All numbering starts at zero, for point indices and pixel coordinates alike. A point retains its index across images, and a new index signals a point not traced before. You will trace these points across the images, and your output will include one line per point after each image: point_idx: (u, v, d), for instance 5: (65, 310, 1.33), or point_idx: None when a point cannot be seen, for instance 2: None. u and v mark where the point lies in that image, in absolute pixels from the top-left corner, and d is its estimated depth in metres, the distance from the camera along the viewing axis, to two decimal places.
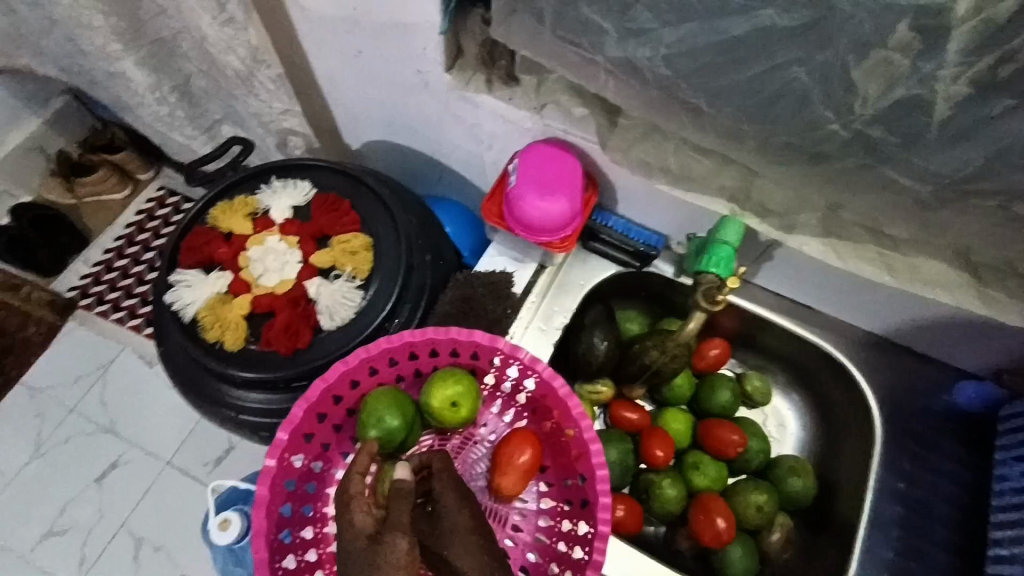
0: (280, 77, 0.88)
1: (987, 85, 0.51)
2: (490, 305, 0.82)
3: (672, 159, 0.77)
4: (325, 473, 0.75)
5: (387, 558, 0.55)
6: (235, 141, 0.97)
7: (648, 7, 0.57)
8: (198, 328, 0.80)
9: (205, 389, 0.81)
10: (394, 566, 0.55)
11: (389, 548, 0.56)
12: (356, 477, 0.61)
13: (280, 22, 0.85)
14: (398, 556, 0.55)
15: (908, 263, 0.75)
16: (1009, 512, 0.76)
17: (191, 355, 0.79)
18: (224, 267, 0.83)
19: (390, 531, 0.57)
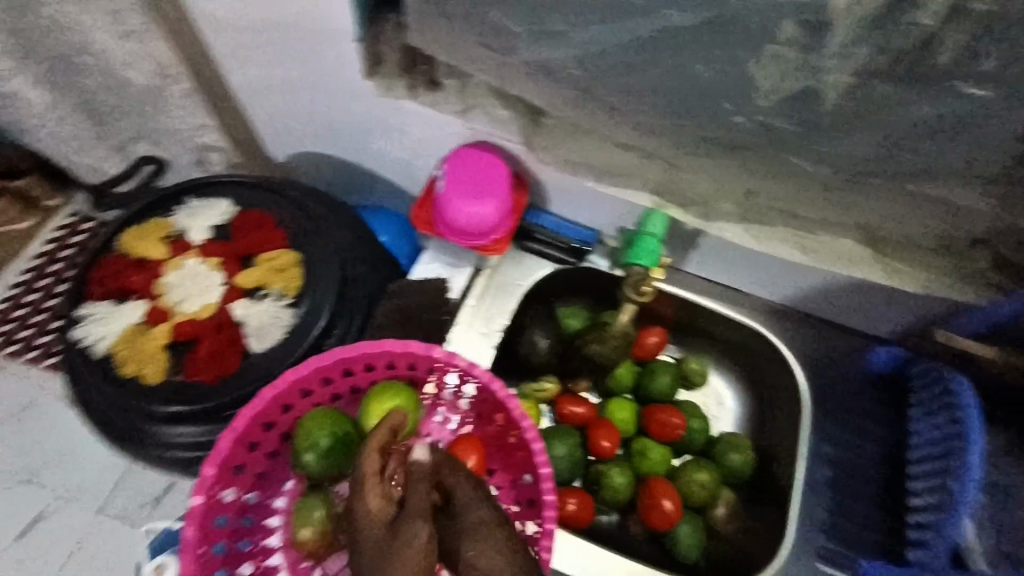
0: (191, 92, 0.80)
1: (868, 73, 0.45)
2: (428, 313, 0.75)
3: (597, 155, 0.67)
4: (261, 505, 0.63)
5: (403, 553, 0.43)
6: (146, 159, 0.92)
7: (556, 8, 0.48)
8: (111, 364, 0.69)
9: (124, 431, 0.68)
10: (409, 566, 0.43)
11: (406, 536, 0.44)
12: (374, 451, 0.49)
13: (189, 39, 0.75)
14: (413, 550, 0.43)
15: (821, 247, 0.65)
16: (926, 497, 0.65)
17: (106, 396, 0.68)
18: (140, 297, 0.73)
19: (409, 519, 0.45)
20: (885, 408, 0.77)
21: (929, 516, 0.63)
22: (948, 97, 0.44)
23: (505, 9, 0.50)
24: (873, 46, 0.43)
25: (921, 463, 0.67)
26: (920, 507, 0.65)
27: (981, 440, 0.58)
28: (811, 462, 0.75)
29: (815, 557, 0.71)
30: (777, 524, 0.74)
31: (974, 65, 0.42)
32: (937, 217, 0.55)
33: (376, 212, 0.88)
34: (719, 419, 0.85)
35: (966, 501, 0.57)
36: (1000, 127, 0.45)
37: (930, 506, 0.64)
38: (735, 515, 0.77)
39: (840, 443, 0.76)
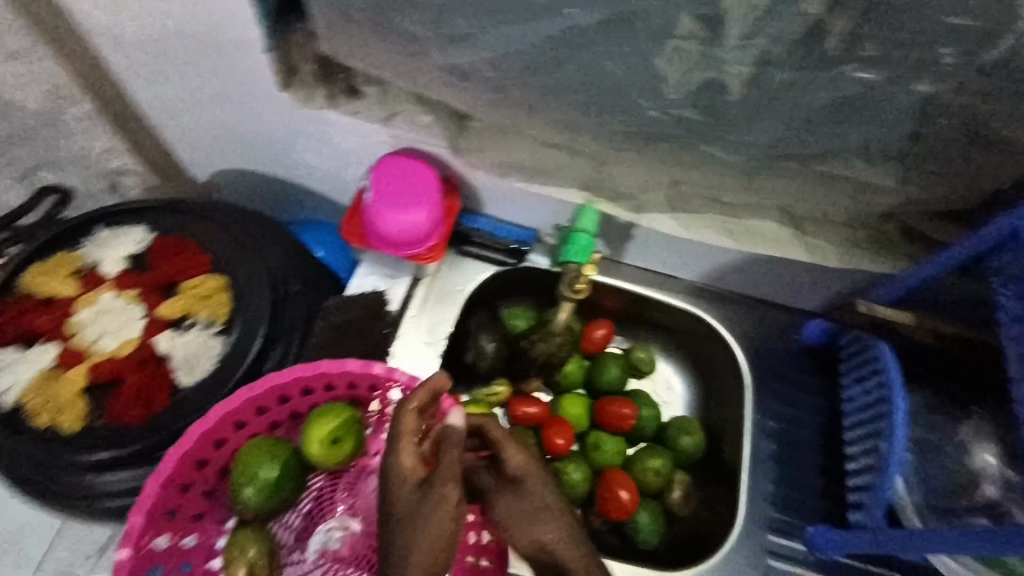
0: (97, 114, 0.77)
1: (765, 62, 0.46)
2: (368, 327, 0.73)
3: (524, 154, 0.67)
4: (202, 547, 0.60)
5: (434, 513, 0.45)
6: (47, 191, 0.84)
7: (461, 12, 0.48)
8: (22, 415, 0.64)
9: (41, 487, 0.63)
10: (438, 523, 0.45)
11: (439, 497, 0.46)
12: (413, 413, 0.49)
13: (85, 61, 0.71)
14: (445, 510, 0.45)
15: (748, 230, 0.67)
16: (863, 460, 0.68)
17: (17, 451, 0.62)
18: (49, 339, 0.68)
19: (441, 481, 0.46)
20: (819, 377, 0.81)
21: (867, 478, 0.66)
22: (841, 83, 0.46)
23: (410, 16, 0.49)
24: (769, 37, 0.44)
25: (856, 428, 0.71)
26: (859, 470, 0.69)
27: (903, 401, 0.62)
28: (756, 438, 0.77)
29: (765, 529, 0.72)
30: (729, 502, 0.76)
31: (860, 52, 0.44)
32: (846, 194, 0.58)
33: (309, 225, 0.86)
34: (669, 404, 0.87)
35: (895, 461, 0.61)
36: (892, 106, 0.48)
37: (868, 468, 0.67)
38: (690, 496, 0.79)
39: (781, 416, 0.79)
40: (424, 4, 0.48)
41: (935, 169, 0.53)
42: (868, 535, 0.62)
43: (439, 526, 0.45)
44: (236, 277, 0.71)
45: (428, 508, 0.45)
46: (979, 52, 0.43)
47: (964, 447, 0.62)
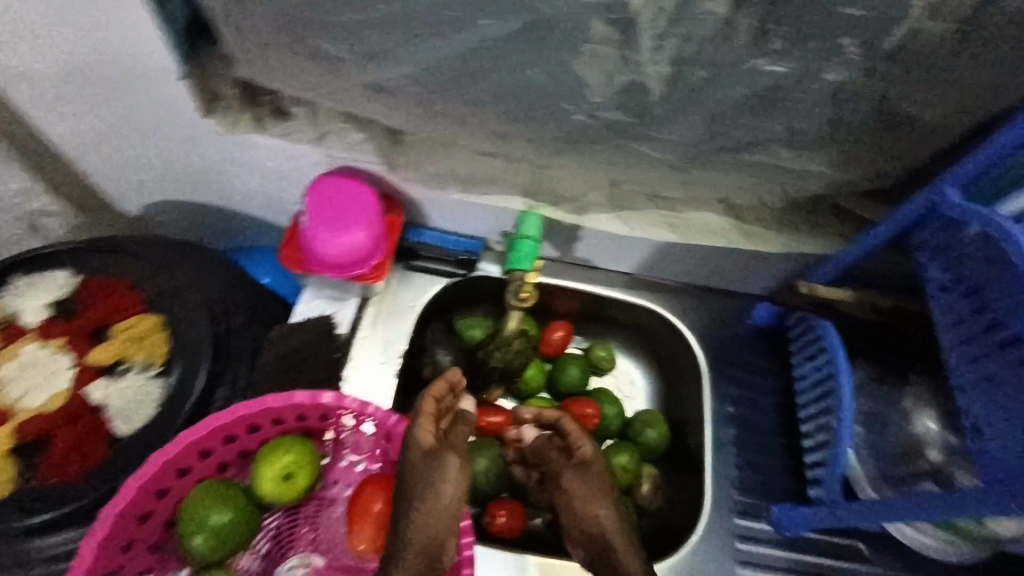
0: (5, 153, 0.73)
1: (681, 61, 0.46)
2: (318, 353, 0.71)
3: (461, 164, 0.66)
4: None
5: (439, 480, 0.56)
6: None
7: (374, 29, 0.46)
8: None
9: None
10: (445, 489, 0.56)
11: (442, 468, 0.56)
12: (431, 398, 0.59)
13: None
14: (447, 480, 0.56)
15: (688, 223, 0.69)
16: (818, 437, 0.70)
17: None
18: None
19: (448, 455, 0.56)
20: (772, 358, 0.82)
21: (822, 454, 0.68)
22: (755, 77, 0.47)
23: (323, 37, 0.48)
24: (680, 37, 0.44)
25: (808, 406, 0.73)
26: (815, 447, 0.70)
27: (847, 377, 0.63)
28: (716, 425, 0.78)
29: (732, 514, 0.73)
30: (697, 490, 0.76)
31: (769, 46, 0.45)
32: (777, 181, 0.59)
33: (252, 254, 0.83)
34: (631, 399, 0.87)
35: (846, 436, 0.62)
36: (807, 95, 0.49)
37: (822, 445, 0.69)
38: (659, 490, 0.78)
39: (740, 401, 0.80)
40: (335, 25, 0.47)
41: (853, 150, 0.55)
42: (828, 510, 0.64)
43: (445, 489, 0.56)
44: (174, 315, 0.68)
45: (434, 476, 0.55)
46: (879, 38, 0.44)
47: (907, 413, 0.65)
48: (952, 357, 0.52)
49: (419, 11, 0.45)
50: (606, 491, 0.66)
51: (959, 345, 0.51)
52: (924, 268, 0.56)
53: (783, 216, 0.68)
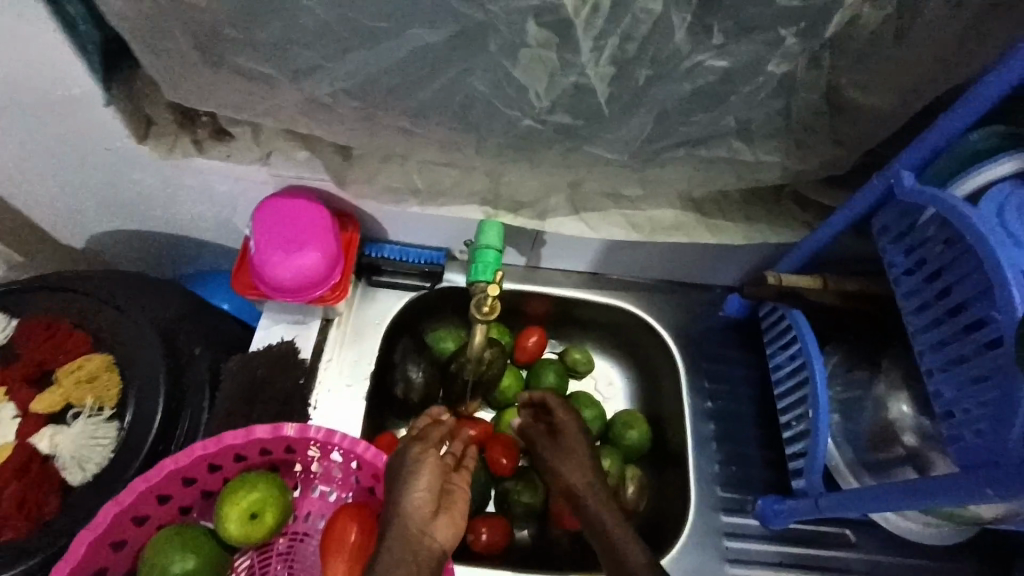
0: None
1: (624, 61, 0.45)
2: (278, 382, 0.67)
3: (415, 175, 0.64)
4: None
5: (411, 470, 0.55)
6: None
7: (302, 45, 0.44)
8: None
9: None
10: (417, 475, 0.55)
11: (415, 460, 0.56)
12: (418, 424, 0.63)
13: None
14: (418, 468, 0.55)
15: (652, 220, 0.67)
16: (797, 427, 0.69)
17: None
18: None
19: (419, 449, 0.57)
20: (746, 349, 0.82)
21: (802, 445, 0.67)
22: (698, 73, 0.46)
23: (250, 56, 0.46)
24: (619, 36, 0.43)
25: (785, 396, 0.72)
26: (794, 438, 0.70)
27: (820, 365, 0.63)
28: (696, 422, 0.77)
29: (719, 511, 0.72)
30: (680, 489, 0.75)
31: (710, 41, 0.44)
32: (734, 173, 0.58)
33: (209, 279, 0.79)
34: (611, 400, 0.86)
35: (822, 425, 0.62)
36: (754, 88, 0.48)
37: (802, 435, 0.68)
38: (643, 490, 0.77)
39: (717, 396, 0.79)
40: (260, 42, 0.44)
41: (806, 139, 0.54)
42: (811, 501, 0.63)
43: (419, 476, 0.55)
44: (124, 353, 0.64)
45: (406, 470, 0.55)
46: (819, 27, 0.44)
47: (880, 401, 0.63)
48: (918, 342, 0.51)
49: (346, 25, 0.43)
50: (584, 461, 0.67)
51: (923, 330, 0.51)
52: (886, 253, 0.55)
53: (746, 207, 0.68)
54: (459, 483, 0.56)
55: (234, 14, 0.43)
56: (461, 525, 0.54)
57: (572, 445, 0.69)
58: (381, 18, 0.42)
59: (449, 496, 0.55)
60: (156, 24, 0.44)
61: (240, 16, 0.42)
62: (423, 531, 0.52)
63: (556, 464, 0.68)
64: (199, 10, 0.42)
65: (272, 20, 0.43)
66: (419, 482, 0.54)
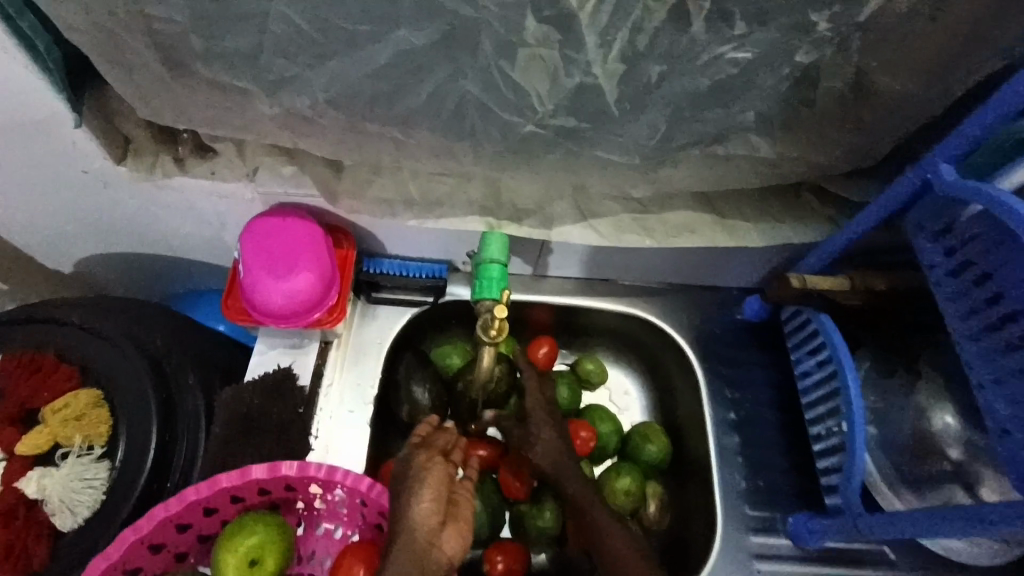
0: None
1: (633, 56, 0.41)
2: (275, 414, 0.63)
3: (410, 186, 0.60)
4: None
5: (419, 477, 0.54)
6: None
7: (278, 54, 0.40)
8: None
9: None
10: (426, 481, 0.54)
11: (420, 467, 0.56)
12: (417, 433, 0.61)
13: None
14: (424, 473, 0.55)
15: (665, 224, 0.63)
16: (830, 440, 0.64)
17: None
18: None
19: (426, 456, 0.56)
20: (768, 353, 0.77)
21: (837, 459, 0.62)
22: (716, 66, 0.42)
23: (224, 68, 0.42)
24: (627, 29, 0.39)
25: (815, 407, 0.67)
26: (827, 451, 0.65)
27: (854, 375, 0.58)
28: (720, 434, 0.72)
29: (748, 532, 0.68)
30: (704, 505, 0.71)
31: (730, 31, 0.39)
32: (753, 170, 0.54)
33: (200, 300, 0.75)
34: (626, 411, 0.81)
35: (859, 439, 0.57)
36: (776, 80, 0.44)
37: (836, 448, 0.63)
38: (665, 507, 0.73)
39: (741, 405, 0.74)
40: (233, 53, 0.41)
41: (834, 131, 0.50)
42: (849, 522, 0.58)
43: (428, 482, 0.54)
44: (110, 384, 0.59)
45: (414, 478, 0.54)
46: (851, 9, 0.39)
47: (922, 411, 0.59)
48: (965, 352, 0.47)
49: (324, 31, 0.39)
50: (553, 445, 0.66)
51: (972, 338, 0.47)
52: (923, 252, 0.51)
53: (763, 204, 0.63)
54: (466, 491, 0.56)
55: (203, 24, 0.39)
56: (468, 536, 0.53)
57: (539, 429, 0.67)
58: (363, 21, 0.38)
59: (453, 504, 0.54)
60: (121, 36, 0.40)
61: (209, 24, 0.39)
62: (432, 543, 0.51)
63: (524, 445, 0.67)
64: (166, 21, 0.39)
65: (243, 29, 0.39)
66: (426, 491, 0.53)
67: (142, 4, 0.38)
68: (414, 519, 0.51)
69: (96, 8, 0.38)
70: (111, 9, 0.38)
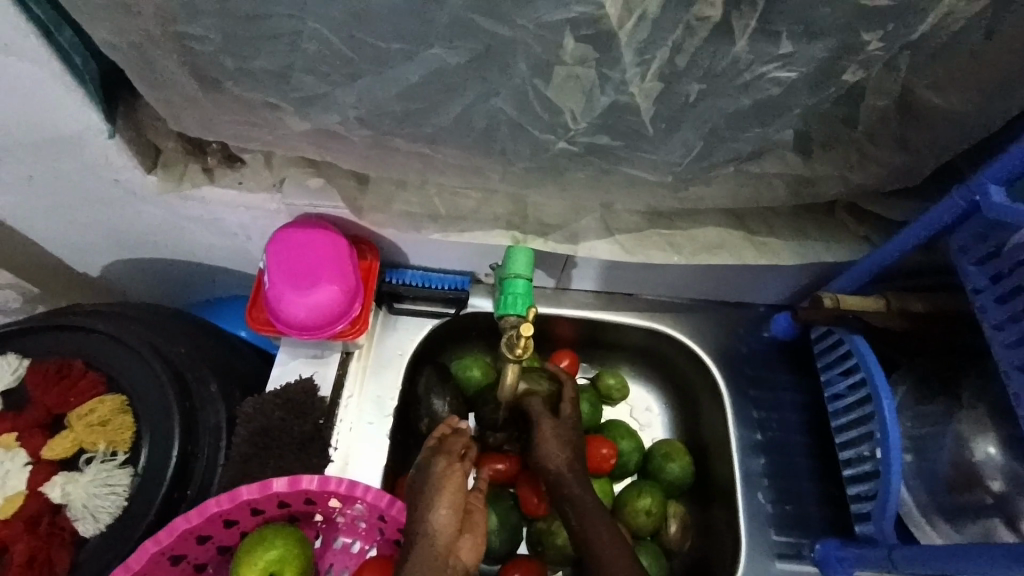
0: None
1: (671, 75, 0.40)
2: (296, 426, 0.62)
3: (434, 200, 0.60)
4: None
5: (436, 486, 0.54)
6: None
7: (310, 71, 0.40)
8: None
9: None
10: (444, 493, 0.54)
11: (438, 475, 0.55)
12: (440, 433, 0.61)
13: None
14: (442, 482, 0.55)
15: (693, 241, 0.61)
16: (861, 466, 0.61)
17: None
18: None
19: (444, 465, 0.56)
20: (796, 373, 0.75)
21: (870, 486, 0.59)
22: (758, 86, 0.41)
23: (255, 85, 0.42)
24: (667, 49, 0.38)
25: (846, 431, 0.64)
26: (858, 477, 0.62)
27: (889, 399, 0.56)
28: (746, 456, 0.70)
29: (773, 557, 0.66)
30: (728, 528, 0.69)
31: (774, 50, 0.38)
32: (787, 188, 0.52)
33: (223, 307, 0.76)
34: (647, 427, 0.80)
35: (895, 467, 0.55)
36: (819, 99, 0.42)
37: (869, 475, 0.60)
38: (687, 528, 0.72)
39: (767, 426, 0.72)
40: (265, 71, 0.41)
41: (874, 150, 0.48)
42: (882, 552, 0.57)
43: (446, 492, 0.54)
44: (133, 391, 0.59)
45: (432, 487, 0.54)
46: (904, 29, 0.38)
47: (963, 439, 0.57)
48: (1013, 382, 0.46)
49: (357, 49, 0.38)
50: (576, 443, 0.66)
51: (1020, 368, 0.46)
52: (967, 276, 0.50)
53: (795, 221, 0.62)
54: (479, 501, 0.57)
55: (235, 42, 0.39)
56: (482, 545, 0.54)
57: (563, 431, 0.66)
58: (396, 40, 0.37)
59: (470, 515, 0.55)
60: (155, 53, 0.40)
61: (242, 42, 0.39)
62: (448, 552, 0.52)
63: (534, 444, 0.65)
64: (199, 39, 0.39)
65: (273, 46, 0.39)
66: (443, 502, 0.53)
67: (177, 22, 0.38)
68: (429, 529, 0.52)
69: (131, 26, 0.39)
70: (145, 26, 0.38)
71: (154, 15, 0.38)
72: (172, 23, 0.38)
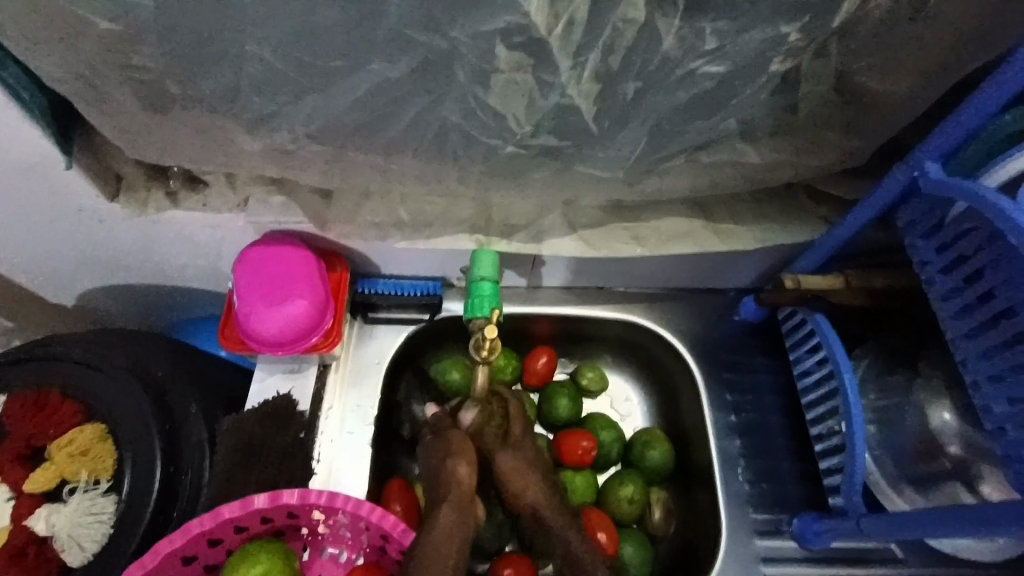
0: None
1: (608, 75, 0.41)
2: (275, 440, 0.62)
3: (399, 208, 0.61)
4: None
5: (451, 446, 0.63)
6: None
7: (256, 92, 0.41)
8: None
9: None
10: (460, 452, 0.62)
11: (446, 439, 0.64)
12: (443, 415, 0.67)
13: None
14: (456, 442, 0.63)
15: (656, 232, 0.63)
16: (831, 439, 0.63)
17: None
18: None
19: (455, 437, 0.63)
20: (769, 355, 0.77)
21: (839, 459, 0.61)
22: (693, 80, 0.42)
23: (205, 110, 0.43)
24: (600, 50, 0.39)
25: (816, 406, 0.66)
26: (828, 451, 0.63)
27: (851, 373, 0.58)
28: (723, 437, 0.72)
29: (753, 535, 0.67)
30: (710, 509, 0.70)
31: (703, 46, 0.40)
32: (739, 176, 0.54)
33: (204, 326, 0.77)
34: (629, 417, 0.80)
35: (860, 438, 0.57)
36: (754, 91, 0.44)
37: (838, 448, 0.62)
38: (671, 514, 0.73)
39: (742, 408, 0.74)
40: (212, 94, 0.41)
41: (817, 134, 0.50)
42: (853, 522, 0.59)
43: (459, 449, 0.62)
44: (111, 417, 0.59)
45: (450, 446, 0.63)
46: (823, 20, 0.40)
47: (922, 407, 0.60)
48: (960, 350, 0.48)
49: (298, 68, 0.39)
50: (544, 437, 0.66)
51: (967, 336, 0.48)
52: (916, 250, 0.52)
53: (752, 206, 0.63)
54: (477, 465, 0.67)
55: (180, 69, 0.39)
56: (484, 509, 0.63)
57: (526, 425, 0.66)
58: (337, 57, 0.38)
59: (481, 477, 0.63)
60: (105, 84, 0.41)
61: (185, 69, 0.39)
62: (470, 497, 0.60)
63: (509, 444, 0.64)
64: (146, 69, 0.39)
65: (217, 72, 0.39)
66: (459, 460, 0.61)
67: (121, 54, 0.38)
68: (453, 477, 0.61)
69: (77, 59, 0.39)
70: (89, 60, 0.39)
71: (96, 48, 0.38)
72: (118, 54, 0.39)
